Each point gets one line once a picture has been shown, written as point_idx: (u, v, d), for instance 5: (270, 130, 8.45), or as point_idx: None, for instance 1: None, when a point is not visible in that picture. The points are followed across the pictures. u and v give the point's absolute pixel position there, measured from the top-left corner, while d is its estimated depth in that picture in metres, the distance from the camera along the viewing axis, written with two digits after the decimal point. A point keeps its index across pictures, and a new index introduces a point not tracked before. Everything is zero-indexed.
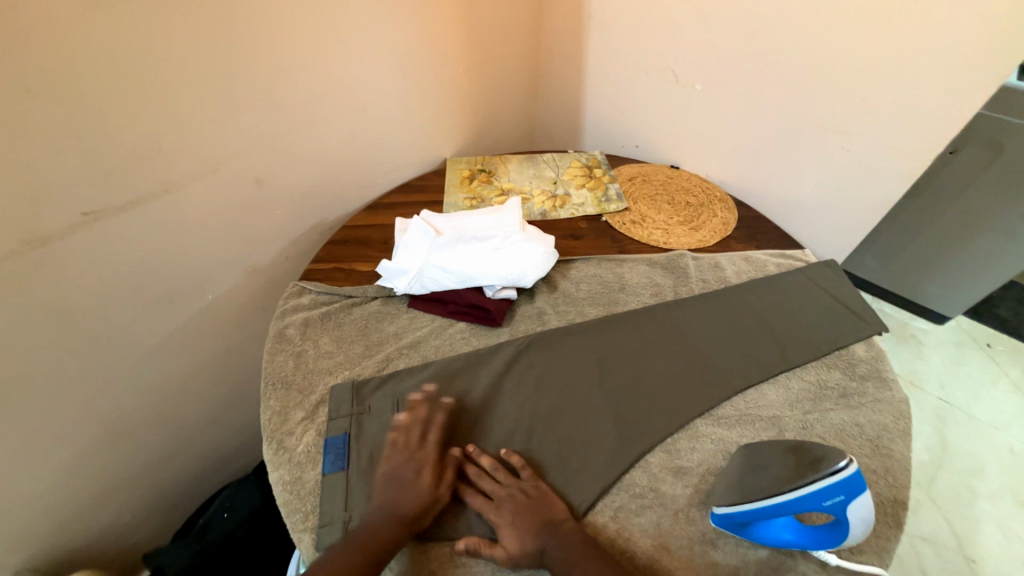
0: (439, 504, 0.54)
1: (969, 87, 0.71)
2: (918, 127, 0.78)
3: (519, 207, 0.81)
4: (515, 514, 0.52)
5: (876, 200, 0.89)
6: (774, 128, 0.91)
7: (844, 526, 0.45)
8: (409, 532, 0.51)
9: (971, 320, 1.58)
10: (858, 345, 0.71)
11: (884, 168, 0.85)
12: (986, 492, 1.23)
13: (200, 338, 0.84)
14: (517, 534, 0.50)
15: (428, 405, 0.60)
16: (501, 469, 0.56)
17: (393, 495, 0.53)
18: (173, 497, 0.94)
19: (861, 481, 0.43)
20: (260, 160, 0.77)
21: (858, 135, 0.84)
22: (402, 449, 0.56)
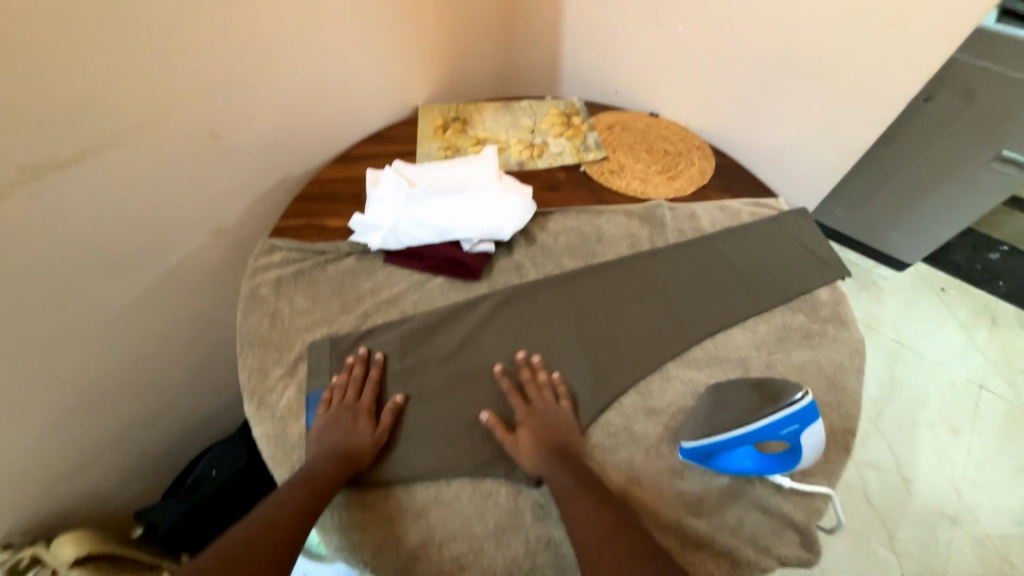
0: (378, 444, 0.56)
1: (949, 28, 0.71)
2: (896, 71, 0.78)
3: (494, 157, 0.78)
4: (541, 427, 0.56)
5: (851, 147, 0.90)
6: (756, 73, 0.89)
7: (796, 453, 0.49)
8: (347, 472, 0.53)
9: (928, 266, 1.67)
10: (822, 290, 0.74)
11: (861, 114, 0.85)
12: (926, 422, 1.36)
13: (168, 300, 0.81)
14: (532, 440, 0.55)
15: (360, 363, 0.62)
16: (550, 385, 0.61)
17: (328, 442, 0.55)
18: (158, 458, 0.94)
19: (814, 410, 0.48)
20: (215, 108, 0.71)
21: (839, 79, 0.83)
22: (338, 402, 0.58)
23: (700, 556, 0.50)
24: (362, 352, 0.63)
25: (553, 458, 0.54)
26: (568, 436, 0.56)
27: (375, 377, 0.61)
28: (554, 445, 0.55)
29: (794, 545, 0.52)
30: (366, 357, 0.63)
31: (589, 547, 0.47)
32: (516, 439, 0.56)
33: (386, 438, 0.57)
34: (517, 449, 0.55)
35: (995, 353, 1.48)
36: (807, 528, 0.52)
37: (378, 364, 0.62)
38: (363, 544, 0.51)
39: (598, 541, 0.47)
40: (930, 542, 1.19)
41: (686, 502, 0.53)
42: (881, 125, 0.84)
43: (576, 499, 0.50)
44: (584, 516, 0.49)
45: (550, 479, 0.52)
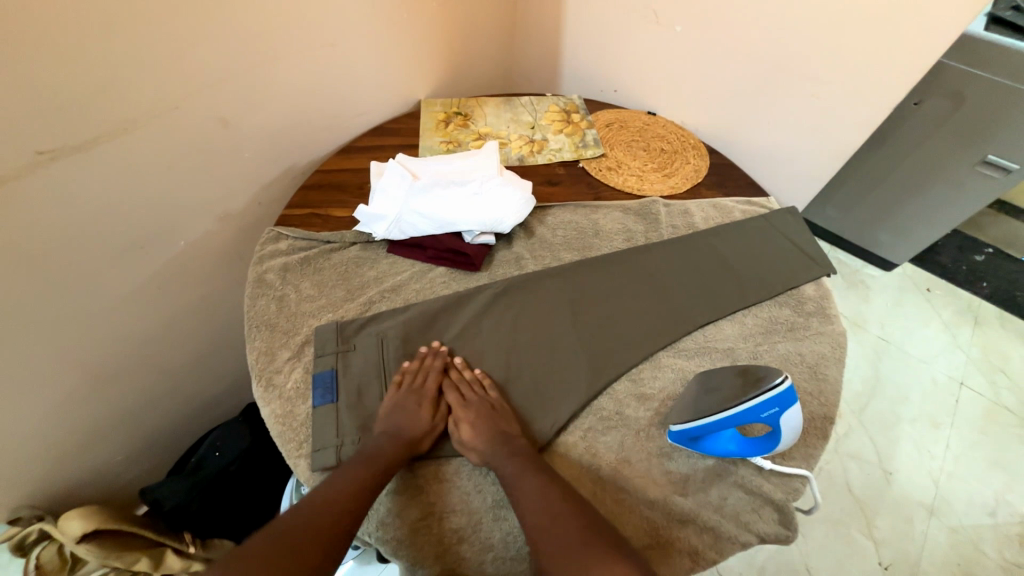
0: (437, 431, 0.59)
1: (936, 35, 0.74)
2: (885, 75, 0.81)
3: (497, 151, 0.81)
4: (479, 419, 0.58)
5: (843, 146, 0.92)
6: (751, 74, 0.92)
7: (775, 436, 0.52)
8: (409, 455, 0.56)
9: (915, 266, 1.71)
10: (808, 285, 0.77)
11: (853, 114, 0.88)
12: (908, 417, 1.41)
13: (175, 285, 0.83)
14: (473, 431, 0.57)
15: (434, 354, 0.64)
16: (477, 381, 0.62)
17: (395, 423, 0.57)
18: (163, 440, 0.96)
19: (793, 394, 0.51)
20: (224, 97, 0.73)
21: (831, 80, 0.86)
22: (407, 387, 0.61)
23: (685, 530, 0.54)
24: (432, 343, 0.65)
25: (497, 446, 0.56)
26: (507, 425, 0.58)
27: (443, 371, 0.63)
28: (494, 434, 0.57)
29: (771, 521, 0.55)
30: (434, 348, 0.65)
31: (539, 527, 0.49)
32: (460, 432, 0.58)
33: (443, 427, 0.60)
34: (464, 443, 0.57)
35: (976, 351, 1.53)
36: (785, 506, 0.56)
37: (443, 356, 0.64)
38: (369, 514, 0.54)
39: (547, 519, 0.49)
40: (907, 530, 1.24)
41: (672, 481, 0.57)
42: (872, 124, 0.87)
43: (523, 483, 0.53)
44: (534, 498, 0.51)
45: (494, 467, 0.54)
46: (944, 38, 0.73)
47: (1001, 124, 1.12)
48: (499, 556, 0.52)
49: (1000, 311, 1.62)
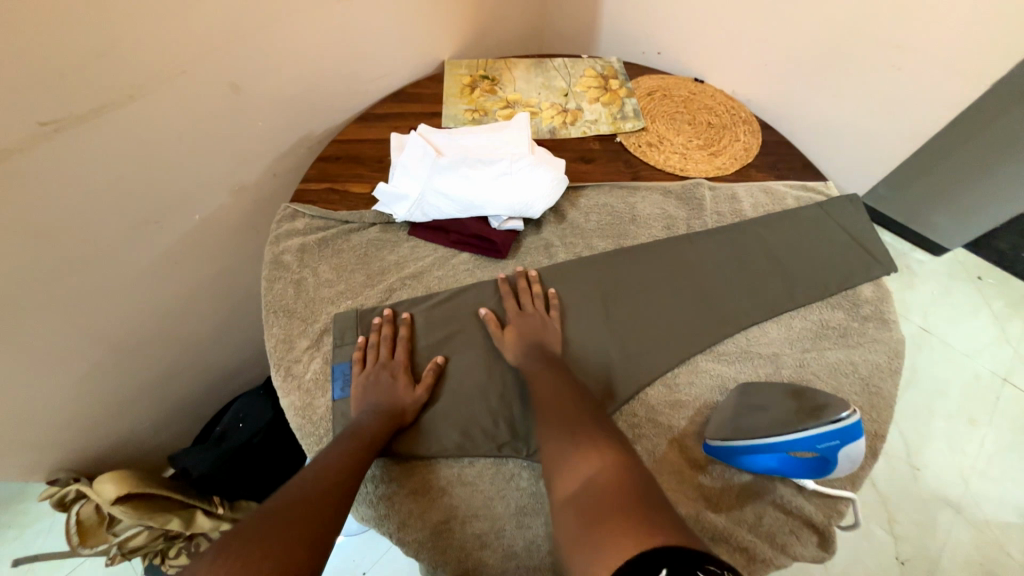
0: (419, 403, 0.57)
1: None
2: (987, 40, 0.72)
3: (528, 123, 0.73)
4: (533, 324, 0.61)
5: (925, 125, 0.84)
6: (822, 41, 0.81)
7: (830, 466, 0.47)
8: (391, 428, 0.54)
9: (968, 252, 1.59)
10: (865, 286, 0.70)
11: (941, 85, 0.79)
12: (942, 412, 1.35)
13: (192, 260, 0.81)
14: (517, 335, 0.60)
15: (388, 323, 0.62)
16: (543, 298, 0.65)
17: (372, 399, 0.56)
18: (188, 409, 0.98)
19: (858, 428, 0.46)
20: (235, 60, 0.67)
21: (923, 53, 0.76)
22: (373, 362, 0.59)
23: (718, 551, 0.51)
24: (389, 312, 0.63)
25: (534, 352, 0.59)
26: (553, 344, 0.61)
27: (404, 336, 0.61)
28: (537, 347, 0.59)
29: (811, 545, 0.52)
30: (394, 317, 0.63)
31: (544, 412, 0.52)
32: (504, 335, 0.61)
33: (426, 398, 0.57)
34: (504, 342, 0.60)
35: None
36: (826, 529, 0.53)
37: (405, 323, 0.63)
38: (390, 517, 0.53)
39: (555, 408, 0.52)
40: (929, 527, 1.21)
41: (706, 496, 0.54)
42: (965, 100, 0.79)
43: (545, 380, 0.56)
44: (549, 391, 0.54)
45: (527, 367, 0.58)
46: None
47: None
48: (524, 565, 0.51)
49: None
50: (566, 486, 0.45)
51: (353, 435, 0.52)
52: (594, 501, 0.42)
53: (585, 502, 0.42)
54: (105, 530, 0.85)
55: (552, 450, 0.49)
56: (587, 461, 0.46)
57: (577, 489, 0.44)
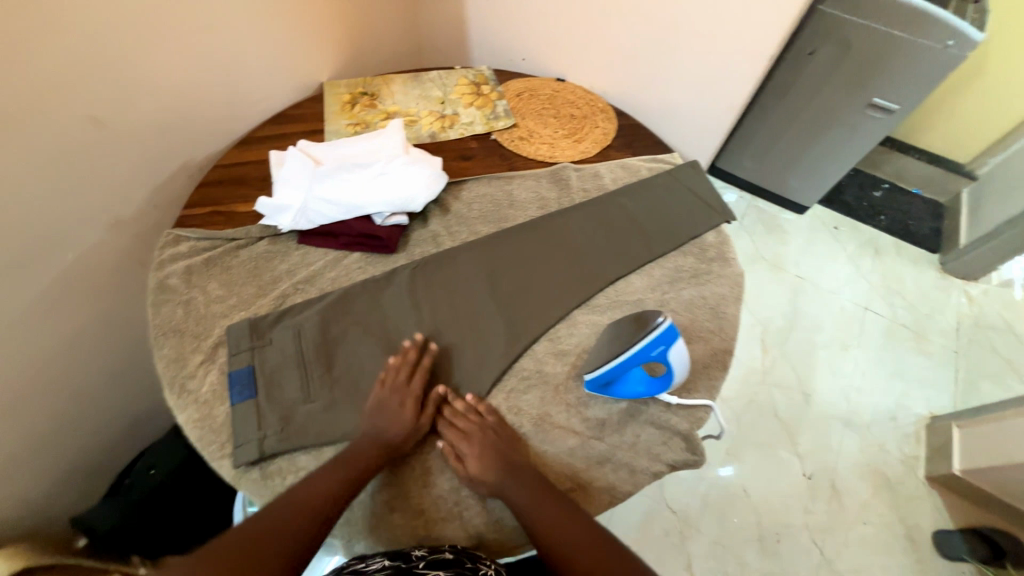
0: (420, 430, 0.58)
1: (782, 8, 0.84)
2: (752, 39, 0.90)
3: (402, 129, 0.80)
4: (497, 445, 0.57)
5: (751, 72, 0.94)
6: (646, 22, 0.93)
7: (669, 373, 0.58)
8: (389, 454, 0.56)
9: (824, 208, 1.86)
10: (709, 233, 0.83)
11: (732, 74, 0.96)
12: (823, 343, 1.57)
13: (72, 303, 0.77)
14: (481, 464, 0.55)
15: (416, 348, 0.62)
16: (472, 409, 0.60)
17: (376, 423, 0.57)
18: (91, 467, 0.91)
19: (673, 331, 0.58)
20: (93, 94, 0.67)
21: (729, 10, 0.87)
22: (389, 383, 0.59)
23: (604, 469, 0.59)
24: (418, 338, 0.63)
25: (508, 480, 0.55)
26: (513, 456, 0.57)
27: (426, 366, 0.61)
28: (503, 468, 0.55)
29: (680, 450, 0.61)
30: (421, 343, 0.63)
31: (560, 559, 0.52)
32: (468, 470, 0.56)
33: (428, 425, 0.59)
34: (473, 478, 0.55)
35: (876, 278, 1.71)
36: (690, 434, 0.61)
37: (430, 353, 0.63)
38: None
39: (569, 547, 0.52)
40: (825, 442, 1.40)
41: (591, 427, 0.61)
42: (776, 43, 0.89)
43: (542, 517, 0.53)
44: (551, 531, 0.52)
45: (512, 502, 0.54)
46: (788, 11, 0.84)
47: (882, 68, 1.29)
48: (432, 518, 0.56)
49: (897, 241, 1.80)
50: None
51: (349, 461, 0.55)
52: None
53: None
54: None
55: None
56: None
57: None
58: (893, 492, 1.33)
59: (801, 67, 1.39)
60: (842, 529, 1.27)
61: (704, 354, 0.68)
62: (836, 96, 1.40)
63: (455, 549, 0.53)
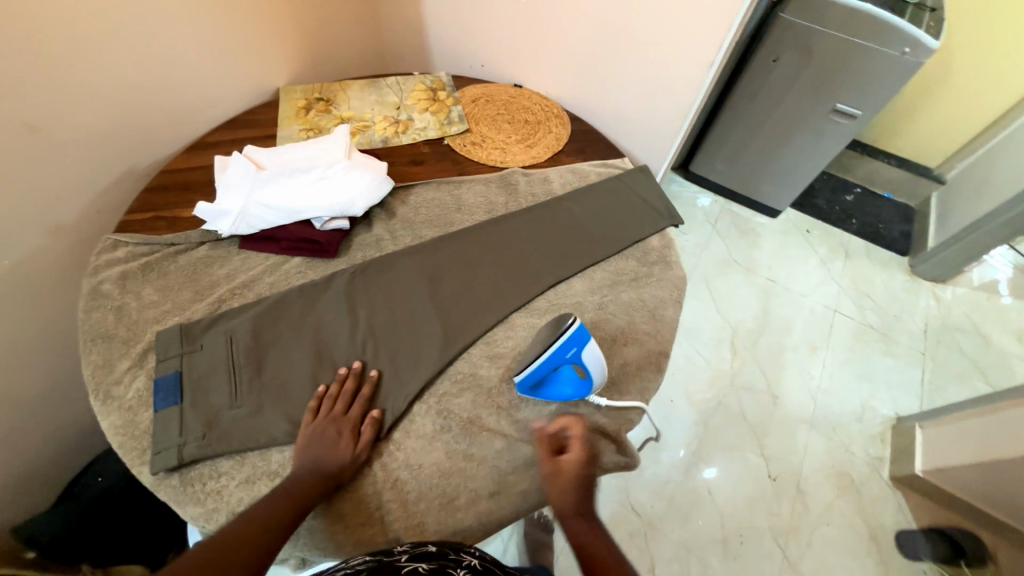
0: (358, 460, 0.57)
1: (717, 17, 0.83)
2: (694, 46, 0.89)
3: (348, 134, 0.80)
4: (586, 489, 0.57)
5: (695, 80, 0.93)
6: (594, 25, 0.94)
7: (586, 373, 0.60)
8: (327, 482, 0.55)
9: (796, 211, 1.87)
10: (653, 237, 0.84)
11: (678, 82, 0.95)
12: (791, 345, 1.57)
13: (13, 310, 0.77)
14: (577, 470, 0.57)
15: (354, 376, 0.62)
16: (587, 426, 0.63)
17: (312, 453, 0.56)
18: (36, 477, 0.90)
19: (581, 331, 0.60)
20: (26, 99, 0.67)
21: (669, 12, 0.86)
22: (325, 413, 0.58)
23: (529, 472, 0.60)
24: (357, 365, 0.63)
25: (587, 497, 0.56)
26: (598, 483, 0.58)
27: (365, 393, 0.61)
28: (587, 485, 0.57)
29: (612, 452, 0.63)
30: (361, 371, 0.63)
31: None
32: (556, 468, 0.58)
33: (365, 455, 0.58)
34: (556, 476, 0.57)
35: (846, 281, 1.72)
36: (620, 436, 0.64)
37: (372, 380, 0.62)
38: (216, 508, 0.54)
39: None
40: (791, 444, 1.40)
41: (521, 428, 0.62)
42: (717, 47, 0.87)
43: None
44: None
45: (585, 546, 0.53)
46: (723, 20, 0.83)
47: (842, 74, 1.31)
48: (354, 522, 0.56)
49: (867, 244, 1.82)
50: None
51: (286, 491, 0.53)
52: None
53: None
54: None
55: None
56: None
57: None
58: (858, 493, 1.34)
59: (765, 74, 1.41)
60: (805, 531, 1.27)
61: (638, 356, 0.70)
62: (800, 101, 1.42)
63: (438, 542, 0.54)
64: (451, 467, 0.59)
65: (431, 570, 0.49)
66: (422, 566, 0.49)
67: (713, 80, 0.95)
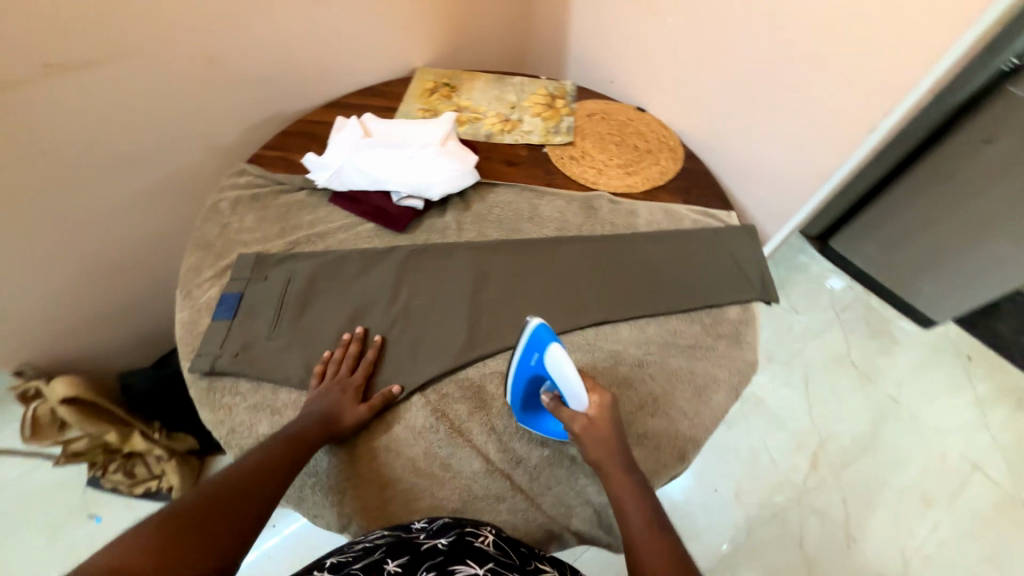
0: (358, 422, 0.59)
1: (898, 71, 0.68)
2: (858, 101, 0.74)
3: (451, 121, 0.83)
4: (650, 505, 0.53)
5: (849, 141, 0.78)
6: (737, 57, 0.84)
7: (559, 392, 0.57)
8: (326, 437, 0.57)
9: (961, 329, 1.48)
10: (732, 307, 0.73)
11: (825, 139, 0.80)
12: (896, 485, 1.24)
13: (164, 202, 0.95)
14: (598, 431, 0.54)
15: (356, 341, 0.65)
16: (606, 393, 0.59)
17: (315, 407, 0.58)
18: (146, 338, 1.11)
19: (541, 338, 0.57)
20: (214, 39, 0.82)
21: (831, 58, 0.74)
22: (330, 376, 0.61)
23: (497, 507, 0.58)
24: (360, 330, 0.66)
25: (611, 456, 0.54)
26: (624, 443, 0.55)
27: (368, 358, 0.64)
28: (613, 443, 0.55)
29: (587, 520, 0.58)
30: (363, 336, 0.66)
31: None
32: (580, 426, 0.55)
33: (366, 420, 0.60)
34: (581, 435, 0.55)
35: (1006, 436, 1.32)
36: (604, 510, 0.59)
37: (374, 345, 0.65)
38: (223, 422, 0.61)
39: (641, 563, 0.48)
40: None
41: (505, 459, 0.60)
42: (885, 109, 0.72)
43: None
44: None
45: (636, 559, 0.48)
46: (906, 75, 0.68)
47: None
48: (322, 483, 0.58)
49: None
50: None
51: (285, 436, 0.55)
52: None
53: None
54: (57, 430, 1.01)
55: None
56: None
57: None
58: None
59: (964, 156, 1.15)
60: None
61: (662, 432, 0.62)
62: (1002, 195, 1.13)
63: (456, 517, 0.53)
64: (424, 467, 0.59)
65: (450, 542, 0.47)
66: (444, 540, 0.47)
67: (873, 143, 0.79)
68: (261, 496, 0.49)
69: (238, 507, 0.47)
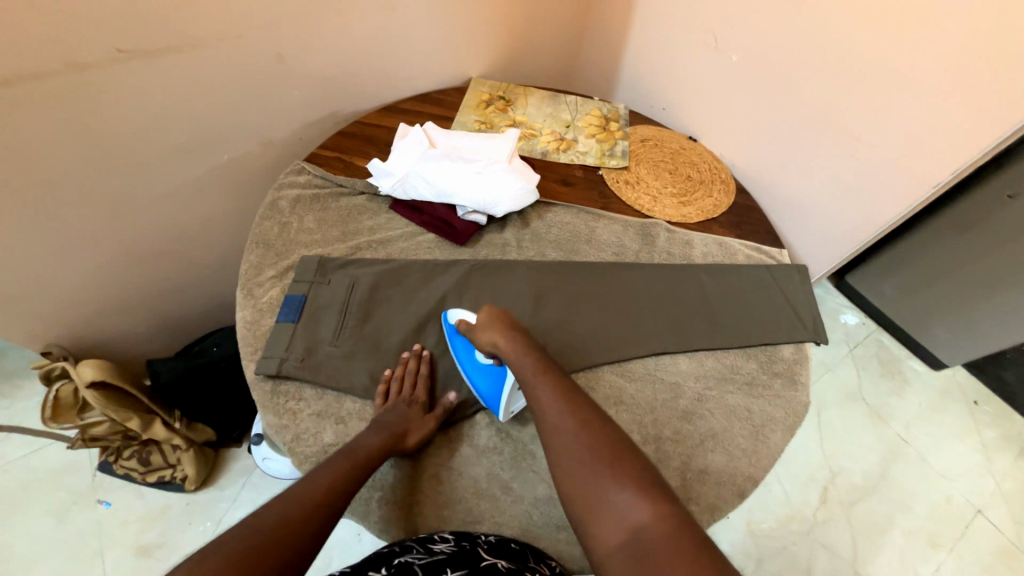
0: (423, 439, 0.59)
1: (966, 138, 0.71)
2: (921, 158, 0.76)
3: (516, 139, 0.84)
4: (547, 362, 0.59)
5: (911, 195, 0.79)
6: (801, 107, 0.85)
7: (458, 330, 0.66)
8: (391, 452, 0.57)
9: (968, 374, 1.51)
10: (786, 346, 0.74)
11: (885, 188, 0.82)
12: (904, 528, 1.25)
13: (212, 192, 0.93)
14: (491, 329, 0.62)
15: (415, 358, 0.65)
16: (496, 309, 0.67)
17: (382, 422, 0.58)
18: (175, 325, 1.09)
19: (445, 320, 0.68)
20: (285, 35, 0.81)
21: (899, 114, 0.75)
22: (395, 394, 0.61)
23: (557, 536, 0.57)
24: (417, 347, 0.66)
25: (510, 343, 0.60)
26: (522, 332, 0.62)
27: (427, 376, 0.64)
28: (512, 333, 0.61)
29: None
30: (420, 353, 0.66)
31: (560, 457, 0.51)
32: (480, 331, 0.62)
33: (430, 436, 0.61)
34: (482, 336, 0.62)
35: (1011, 485, 1.33)
36: None
37: (428, 361, 0.66)
38: (286, 429, 0.60)
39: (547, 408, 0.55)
40: None
41: None
42: (952, 168, 0.74)
43: (573, 431, 0.52)
44: (568, 437, 0.52)
45: (566, 411, 0.53)
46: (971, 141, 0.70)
47: None
48: (386, 498, 0.58)
49: None
50: (606, 543, 0.46)
51: (351, 454, 0.54)
52: (657, 559, 0.42)
53: (641, 554, 0.43)
54: (75, 413, 0.96)
55: (580, 493, 0.49)
56: (638, 509, 0.46)
57: (612, 514, 0.46)
58: None
59: (994, 209, 1.18)
60: None
61: (723, 470, 0.62)
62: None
63: (522, 542, 0.54)
64: (486, 489, 0.59)
65: (511, 570, 0.48)
66: (504, 564, 0.49)
67: (934, 195, 0.81)
68: (331, 508, 0.49)
69: (310, 524, 0.46)
